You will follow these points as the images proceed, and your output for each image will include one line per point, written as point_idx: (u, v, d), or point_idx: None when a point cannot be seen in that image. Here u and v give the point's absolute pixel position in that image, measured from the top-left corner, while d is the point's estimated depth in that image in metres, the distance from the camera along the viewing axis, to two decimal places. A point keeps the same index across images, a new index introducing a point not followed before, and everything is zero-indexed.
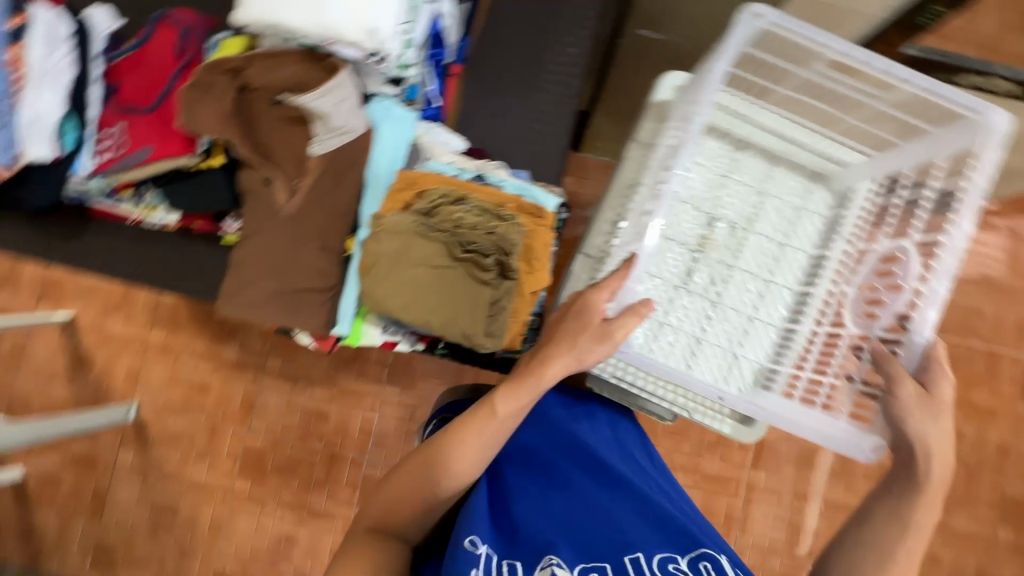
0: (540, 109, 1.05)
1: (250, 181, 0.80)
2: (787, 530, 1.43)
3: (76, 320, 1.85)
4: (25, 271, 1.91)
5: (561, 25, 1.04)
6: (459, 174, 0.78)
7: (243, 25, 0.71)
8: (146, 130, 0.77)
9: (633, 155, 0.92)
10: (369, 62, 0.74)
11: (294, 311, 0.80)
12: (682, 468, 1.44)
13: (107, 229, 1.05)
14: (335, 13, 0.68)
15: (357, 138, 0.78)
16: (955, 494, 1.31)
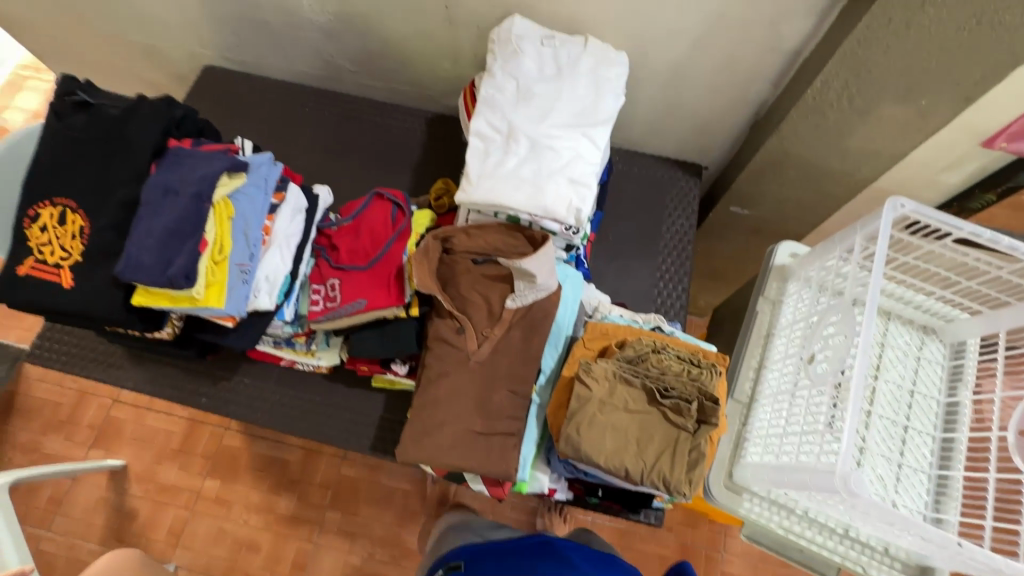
0: (661, 268, 1.20)
1: (443, 331, 0.88)
2: None
3: (127, 467, 1.78)
4: (82, 414, 1.87)
5: (670, 203, 1.25)
6: (638, 325, 0.88)
7: (465, 203, 0.86)
8: (364, 284, 0.87)
9: (762, 311, 1.03)
10: (566, 233, 0.87)
11: (484, 456, 0.82)
12: None
13: (253, 372, 1.09)
14: (552, 195, 0.83)
15: (549, 295, 0.87)
16: None
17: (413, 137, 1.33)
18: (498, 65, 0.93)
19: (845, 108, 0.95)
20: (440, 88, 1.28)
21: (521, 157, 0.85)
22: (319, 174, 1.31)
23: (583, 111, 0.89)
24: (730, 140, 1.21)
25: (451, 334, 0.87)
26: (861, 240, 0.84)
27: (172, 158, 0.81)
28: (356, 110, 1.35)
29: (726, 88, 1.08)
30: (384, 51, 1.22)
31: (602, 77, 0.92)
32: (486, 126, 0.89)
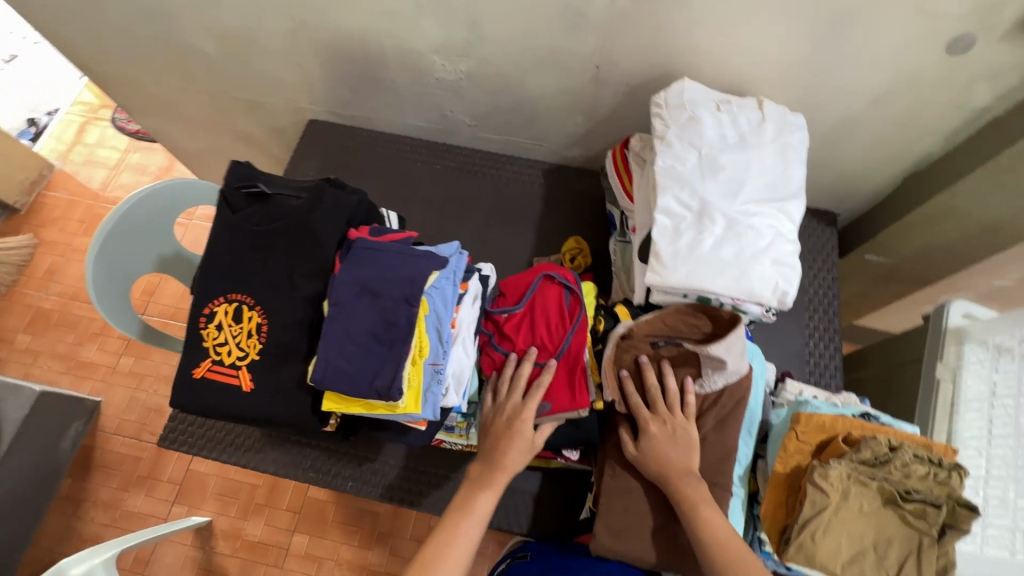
0: (810, 327, 1.14)
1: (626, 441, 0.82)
2: None
3: (214, 523, 1.71)
4: (162, 467, 1.79)
5: (809, 255, 1.20)
6: (846, 411, 0.82)
7: (660, 286, 0.81)
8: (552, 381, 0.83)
9: (943, 379, 0.99)
10: (766, 315, 0.83)
11: (690, 559, 0.78)
12: None
13: (400, 452, 1.04)
14: (758, 279, 0.78)
15: (740, 378, 0.83)
16: None
17: (532, 191, 1.29)
18: (674, 132, 0.88)
19: None
20: (563, 141, 1.24)
21: (718, 237, 0.80)
22: (437, 231, 1.26)
23: (774, 183, 0.84)
24: (875, 190, 1.16)
25: (631, 438, 0.83)
26: None
27: (355, 252, 0.75)
28: (471, 163, 1.31)
29: (891, 143, 1.02)
30: (510, 105, 1.17)
31: (787, 144, 0.87)
32: (673, 201, 0.84)
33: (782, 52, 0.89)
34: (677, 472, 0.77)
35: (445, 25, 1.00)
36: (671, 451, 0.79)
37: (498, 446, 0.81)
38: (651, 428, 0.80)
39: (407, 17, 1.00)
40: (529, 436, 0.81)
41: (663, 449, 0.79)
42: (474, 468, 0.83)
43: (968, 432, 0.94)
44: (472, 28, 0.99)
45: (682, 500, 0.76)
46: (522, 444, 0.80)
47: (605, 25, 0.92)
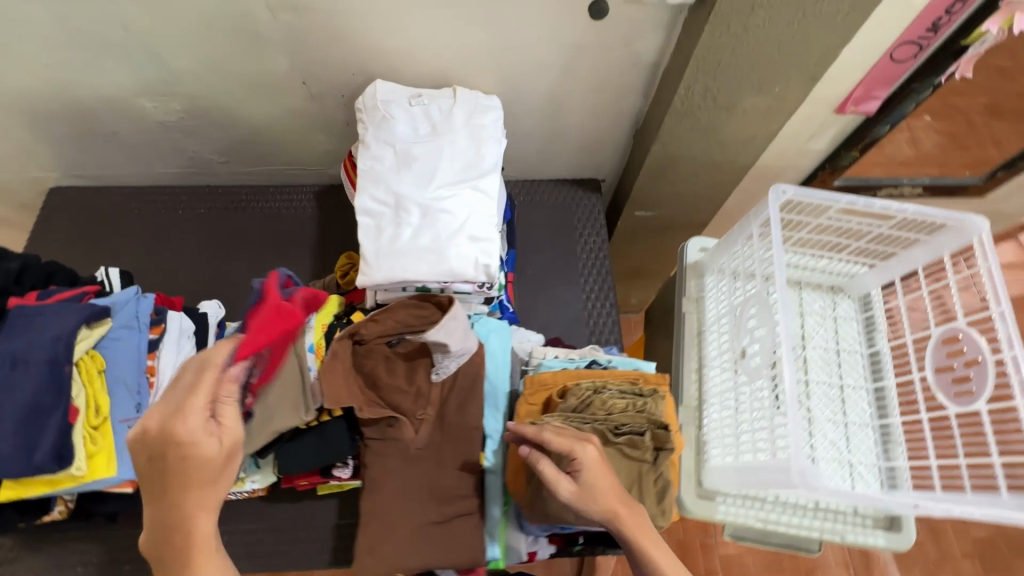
0: (586, 290, 1.20)
1: (567, 485, 0.66)
2: None
3: None
4: None
5: (577, 222, 1.26)
6: (575, 364, 0.87)
7: (369, 285, 0.81)
8: (283, 394, 0.81)
9: (689, 311, 1.06)
10: (481, 290, 0.85)
11: (450, 546, 0.79)
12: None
13: None
14: (456, 258, 0.80)
15: (471, 356, 0.83)
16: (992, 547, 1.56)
17: (305, 216, 1.26)
18: (371, 134, 0.89)
19: (712, 106, 0.99)
20: (321, 160, 1.23)
21: (415, 226, 0.82)
22: (210, 277, 1.19)
23: (467, 163, 0.87)
24: (618, 152, 1.24)
25: (562, 475, 0.68)
26: (757, 227, 0.88)
27: (15, 320, 0.68)
28: (238, 201, 1.26)
29: (602, 108, 1.10)
30: (248, 135, 1.14)
31: (478, 125, 0.90)
32: (371, 201, 0.84)
33: (458, 40, 0.92)
34: (612, 498, 0.67)
35: (132, 68, 0.96)
36: (605, 479, 0.67)
37: (203, 493, 0.57)
38: (585, 455, 0.67)
39: (86, 65, 0.94)
40: (215, 457, 0.57)
41: (593, 472, 0.67)
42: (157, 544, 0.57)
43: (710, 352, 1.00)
44: (159, 65, 0.95)
45: (629, 536, 0.65)
46: (204, 472, 0.57)
47: (284, 41, 0.91)
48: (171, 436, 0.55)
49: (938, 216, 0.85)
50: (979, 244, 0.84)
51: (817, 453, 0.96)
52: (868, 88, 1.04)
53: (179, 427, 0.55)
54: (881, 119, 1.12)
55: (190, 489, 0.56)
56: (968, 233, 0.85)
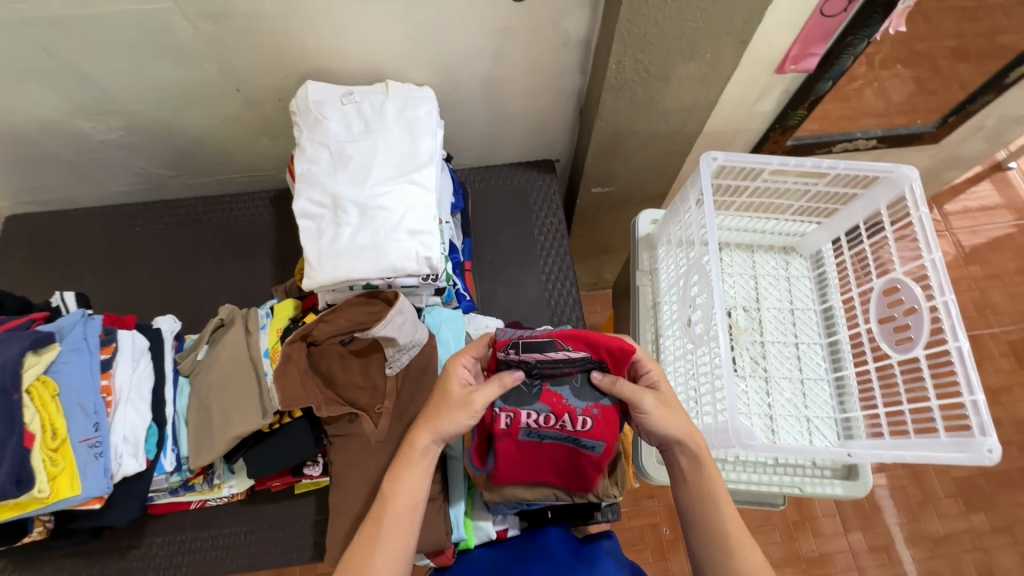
0: (545, 271, 1.21)
1: (648, 402, 0.73)
2: (892, 562, 1.52)
3: None
4: None
5: (534, 204, 1.27)
6: None
7: (315, 287, 0.82)
8: (243, 400, 0.83)
9: (643, 284, 1.08)
10: (427, 282, 0.87)
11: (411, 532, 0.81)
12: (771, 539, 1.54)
13: (165, 528, 0.99)
14: (396, 253, 0.82)
15: (422, 347, 0.86)
16: (973, 485, 1.59)
17: (263, 222, 1.25)
18: (306, 136, 0.90)
19: (646, 77, 0.99)
20: (272, 164, 1.23)
21: (353, 225, 0.83)
22: (172, 291, 1.19)
23: (403, 158, 0.88)
24: (567, 131, 1.24)
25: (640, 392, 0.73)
26: (695, 196, 0.90)
27: None
28: (194, 212, 1.25)
29: (541, 88, 1.10)
30: (193, 146, 1.14)
31: (412, 118, 0.91)
32: (310, 204, 0.86)
33: (384, 36, 0.92)
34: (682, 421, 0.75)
35: (63, 90, 0.96)
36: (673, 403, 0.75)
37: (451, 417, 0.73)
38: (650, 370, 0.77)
39: (16, 91, 0.95)
40: (463, 399, 0.71)
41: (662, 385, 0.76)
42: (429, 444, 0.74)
43: (661, 321, 1.02)
44: (89, 84, 0.95)
45: (696, 449, 0.74)
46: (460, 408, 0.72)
47: (209, 51, 0.92)
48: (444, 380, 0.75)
49: (870, 169, 0.87)
50: (911, 192, 0.86)
51: (773, 411, 0.98)
52: (802, 45, 1.04)
53: (456, 373, 0.75)
54: (821, 76, 1.12)
55: (444, 410, 0.72)
56: (901, 183, 0.87)
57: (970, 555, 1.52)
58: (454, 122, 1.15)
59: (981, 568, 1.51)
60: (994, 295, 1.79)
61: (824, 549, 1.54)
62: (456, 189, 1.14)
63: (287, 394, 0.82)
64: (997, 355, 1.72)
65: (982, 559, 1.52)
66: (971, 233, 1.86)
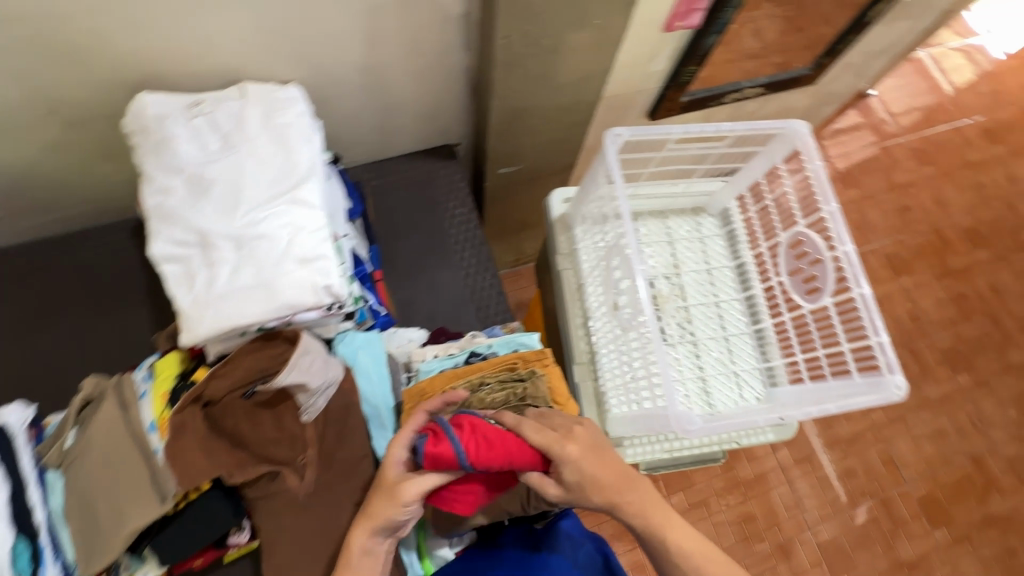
0: (464, 266, 1.14)
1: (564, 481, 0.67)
2: (817, 470, 1.69)
3: None
4: None
5: (440, 196, 1.18)
6: (454, 360, 0.83)
7: (197, 342, 0.70)
8: (134, 488, 0.71)
9: (565, 267, 1.04)
10: (332, 312, 0.77)
11: None
12: (714, 473, 1.65)
13: None
14: (288, 287, 0.71)
15: (340, 384, 0.77)
16: None
17: (125, 258, 1.07)
18: (151, 162, 0.75)
19: (537, 51, 0.92)
20: (120, 191, 1.03)
21: (230, 262, 0.71)
22: (23, 360, 0.99)
23: (277, 174, 0.75)
24: (462, 113, 1.15)
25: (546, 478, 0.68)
26: (605, 174, 0.87)
27: None
28: (34, 261, 1.04)
29: (426, 72, 1.00)
30: (10, 183, 0.93)
31: (281, 125, 0.78)
32: (172, 245, 0.72)
33: (227, 30, 0.78)
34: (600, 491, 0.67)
35: None
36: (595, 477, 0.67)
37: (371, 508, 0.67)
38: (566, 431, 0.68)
39: None
40: (393, 492, 0.65)
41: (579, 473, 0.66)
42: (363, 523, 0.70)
43: (588, 303, 1.00)
44: None
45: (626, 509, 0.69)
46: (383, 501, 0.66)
47: None
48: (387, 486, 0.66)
49: (766, 127, 0.88)
50: (804, 146, 0.88)
51: (705, 373, 1.00)
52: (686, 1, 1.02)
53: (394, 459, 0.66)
54: (708, 31, 1.11)
55: (379, 507, 0.66)
56: (795, 138, 0.89)
57: (879, 447, 1.72)
58: (336, 118, 1.02)
59: (888, 458, 1.71)
60: (873, 214, 1.96)
61: (760, 471, 1.67)
62: (351, 193, 1.02)
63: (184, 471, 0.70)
64: (881, 268, 1.90)
65: (888, 450, 1.72)
66: (848, 160, 2.03)
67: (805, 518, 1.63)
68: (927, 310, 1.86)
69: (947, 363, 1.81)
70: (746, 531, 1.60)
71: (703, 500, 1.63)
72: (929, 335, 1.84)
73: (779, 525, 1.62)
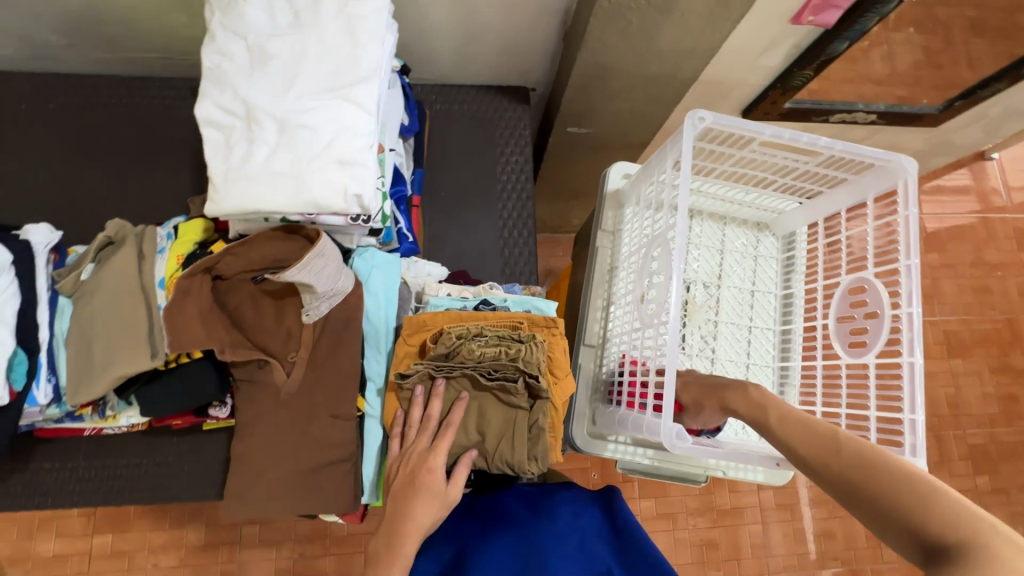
0: (502, 217, 1.10)
1: None
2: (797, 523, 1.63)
3: None
4: None
5: (500, 138, 1.12)
6: (464, 304, 0.80)
7: (218, 213, 0.69)
8: (130, 334, 0.72)
9: (602, 245, 0.98)
10: (357, 223, 0.74)
11: (318, 492, 0.75)
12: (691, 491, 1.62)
13: (56, 452, 0.91)
14: (318, 184, 0.68)
15: (346, 296, 0.76)
16: None
17: (181, 116, 1.06)
18: (217, 20, 0.72)
19: (644, 6, 0.84)
20: (190, 46, 1.01)
21: (269, 143, 0.68)
22: (69, 188, 1.02)
23: (337, 66, 0.72)
24: (547, 56, 1.07)
25: None
26: (673, 159, 0.80)
27: None
28: (97, 96, 1.05)
29: (521, 3, 0.92)
30: (88, 10, 0.92)
31: (353, 15, 0.73)
32: (218, 110, 0.70)
33: None
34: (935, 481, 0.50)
35: None
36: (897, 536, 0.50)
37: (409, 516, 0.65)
38: None
39: None
40: (445, 494, 0.67)
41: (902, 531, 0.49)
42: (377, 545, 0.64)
43: (615, 289, 0.95)
44: None
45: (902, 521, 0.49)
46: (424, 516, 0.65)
47: None
48: (434, 486, 0.67)
49: (868, 155, 0.79)
50: (904, 187, 0.79)
51: None
52: None
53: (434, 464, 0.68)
54: (839, 33, 0.98)
55: (426, 509, 0.65)
56: (898, 175, 0.79)
57: None
58: (415, 28, 0.96)
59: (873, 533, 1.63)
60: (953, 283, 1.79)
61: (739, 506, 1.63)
62: (411, 110, 0.98)
63: (178, 335, 0.71)
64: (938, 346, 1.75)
65: None
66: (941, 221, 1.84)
67: (767, 563, 1.60)
68: (971, 401, 1.72)
69: (972, 461, 1.69)
70: (704, 556, 1.58)
71: (672, 514, 1.61)
72: (964, 425, 1.71)
73: (739, 562, 1.59)
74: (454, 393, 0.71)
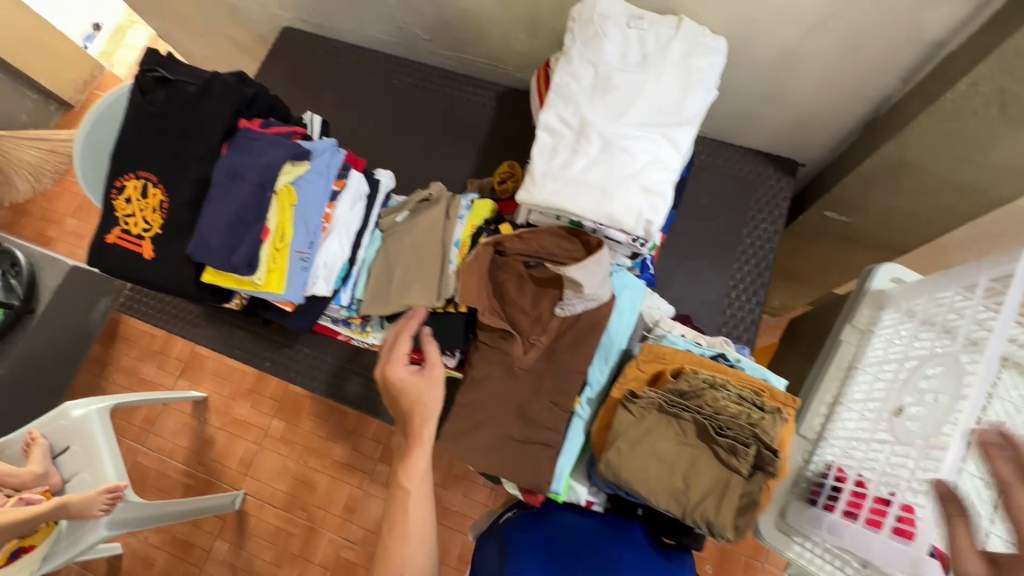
0: (733, 277, 1.10)
1: None
2: None
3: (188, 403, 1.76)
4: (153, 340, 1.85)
5: (756, 202, 1.13)
6: (700, 351, 0.82)
7: (528, 202, 0.81)
8: (430, 274, 0.88)
9: (847, 341, 0.93)
10: (633, 245, 0.82)
11: (518, 463, 0.83)
12: None
13: (315, 343, 1.12)
14: (621, 203, 0.76)
15: (600, 305, 0.83)
16: None
17: (483, 113, 1.26)
18: (577, 48, 0.84)
19: (995, 115, 0.78)
20: (513, 60, 1.20)
21: (591, 157, 0.79)
22: (385, 148, 1.27)
23: (666, 108, 0.80)
24: (837, 138, 1.05)
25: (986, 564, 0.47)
26: (987, 280, 0.70)
27: (241, 139, 0.82)
28: (427, 80, 1.30)
29: (841, 83, 0.93)
30: (457, 18, 1.14)
31: (693, 68, 0.81)
32: (557, 120, 0.82)
33: None
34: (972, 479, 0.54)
35: None
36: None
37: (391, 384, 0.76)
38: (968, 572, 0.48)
39: None
40: (406, 373, 0.76)
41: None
42: (397, 440, 0.74)
43: (849, 390, 0.89)
44: None
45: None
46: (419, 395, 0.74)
47: None
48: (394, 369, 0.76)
49: None
50: None
51: None
52: None
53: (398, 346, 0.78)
54: None
55: (397, 375, 0.75)
56: None
57: None
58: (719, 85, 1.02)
59: None
60: None
61: None
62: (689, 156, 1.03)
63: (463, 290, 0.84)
64: None
65: None
66: None
67: None
68: None
69: None
70: None
71: None
72: None
73: None
74: (677, 429, 0.72)
